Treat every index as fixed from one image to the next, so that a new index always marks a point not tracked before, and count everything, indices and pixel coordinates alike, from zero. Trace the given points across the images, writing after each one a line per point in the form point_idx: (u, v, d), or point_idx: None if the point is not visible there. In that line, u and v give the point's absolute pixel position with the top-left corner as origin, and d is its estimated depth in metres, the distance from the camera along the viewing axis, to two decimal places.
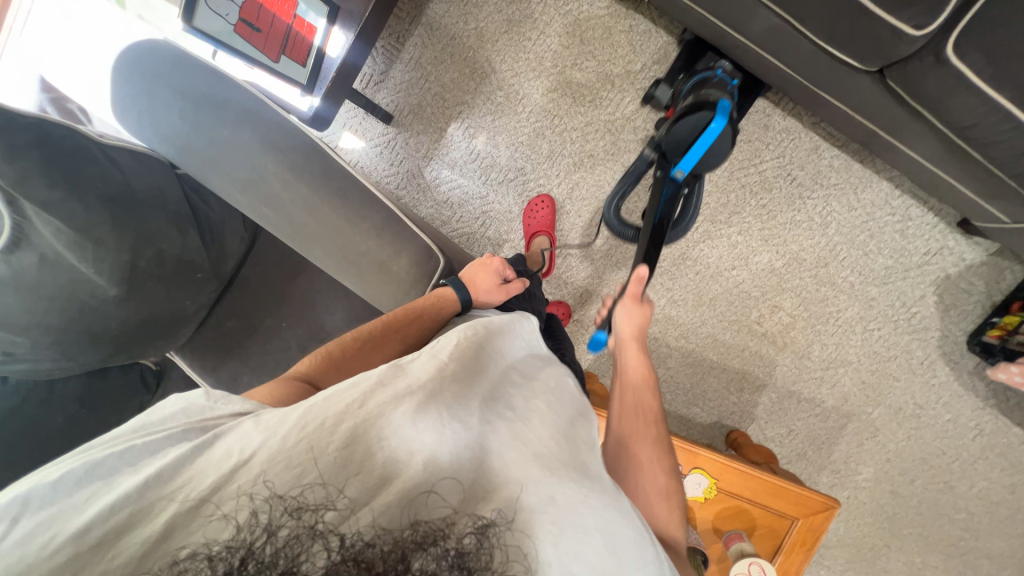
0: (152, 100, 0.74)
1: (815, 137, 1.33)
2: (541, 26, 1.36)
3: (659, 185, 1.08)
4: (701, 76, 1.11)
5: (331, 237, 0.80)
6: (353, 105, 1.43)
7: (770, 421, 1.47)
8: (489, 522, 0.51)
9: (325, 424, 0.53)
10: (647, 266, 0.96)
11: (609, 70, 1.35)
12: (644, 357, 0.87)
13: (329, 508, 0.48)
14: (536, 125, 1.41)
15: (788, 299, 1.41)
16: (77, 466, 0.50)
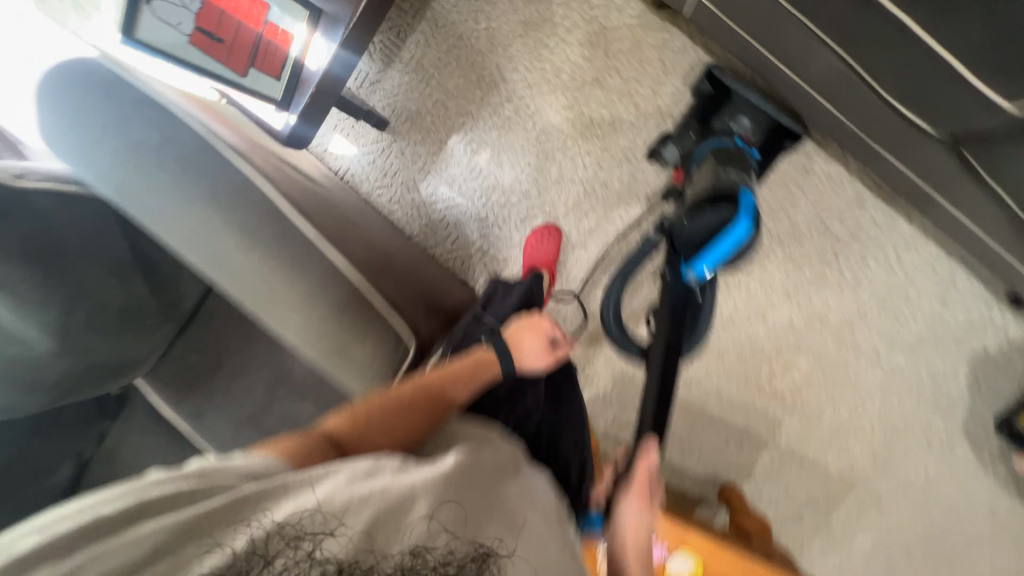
0: (89, 122, 0.63)
1: (859, 186, 1.18)
2: (561, 32, 1.19)
3: (669, 286, 0.88)
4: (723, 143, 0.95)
5: (285, 310, 0.69)
6: (342, 111, 1.29)
7: (768, 481, 1.38)
8: (489, 550, 0.50)
9: (334, 504, 0.49)
10: (658, 448, 0.78)
11: (634, 89, 1.19)
12: None
13: (326, 535, 0.48)
14: (546, 145, 1.26)
15: (805, 359, 1.29)
16: (71, 532, 0.46)
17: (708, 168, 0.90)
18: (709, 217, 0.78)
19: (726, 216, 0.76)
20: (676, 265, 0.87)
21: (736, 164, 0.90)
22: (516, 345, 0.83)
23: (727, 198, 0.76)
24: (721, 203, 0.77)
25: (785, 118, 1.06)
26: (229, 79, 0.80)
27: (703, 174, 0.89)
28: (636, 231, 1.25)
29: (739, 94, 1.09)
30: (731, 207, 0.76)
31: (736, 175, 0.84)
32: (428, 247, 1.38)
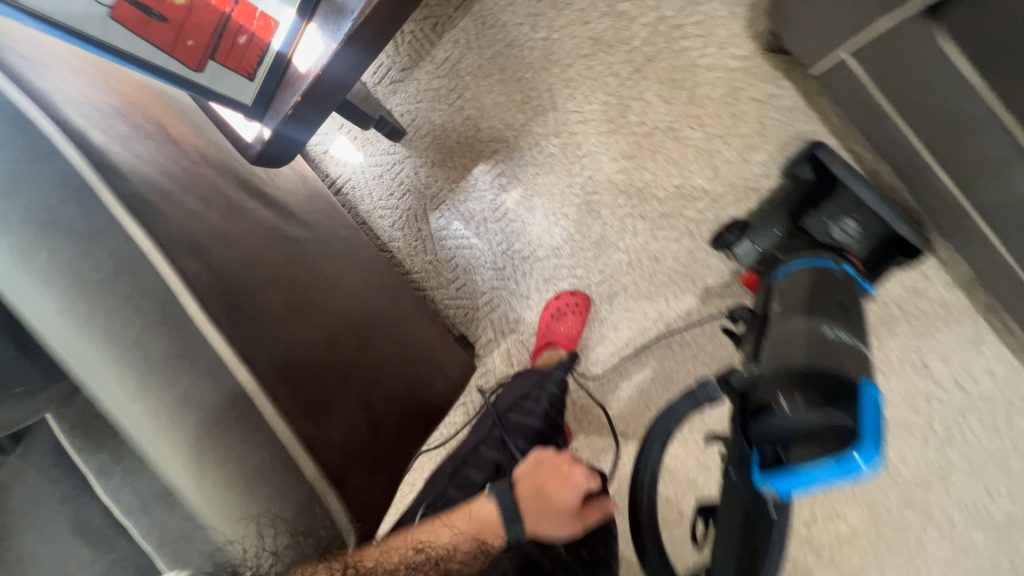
0: None
1: (980, 326, 0.91)
2: (638, 60, 0.93)
3: (732, 484, 0.58)
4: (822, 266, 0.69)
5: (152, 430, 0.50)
6: (344, 120, 1.08)
7: None
8: None
9: None
10: None
11: (717, 150, 0.93)
12: None
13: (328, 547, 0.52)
14: (591, 196, 1.01)
15: None
16: None
17: (800, 316, 0.63)
18: (812, 415, 0.50)
19: (842, 424, 0.48)
20: (743, 459, 0.57)
21: (836, 306, 0.64)
22: (535, 492, 0.58)
23: (842, 397, 0.50)
24: (830, 398, 0.51)
25: (901, 223, 0.77)
26: (176, 77, 0.57)
27: (790, 324, 0.63)
28: (682, 323, 1.00)
29: (845, 184, 0.81)
30: (846, 413, 0.49)
31: (845, 346, 0.58)
32: (427, 288, 1.14)
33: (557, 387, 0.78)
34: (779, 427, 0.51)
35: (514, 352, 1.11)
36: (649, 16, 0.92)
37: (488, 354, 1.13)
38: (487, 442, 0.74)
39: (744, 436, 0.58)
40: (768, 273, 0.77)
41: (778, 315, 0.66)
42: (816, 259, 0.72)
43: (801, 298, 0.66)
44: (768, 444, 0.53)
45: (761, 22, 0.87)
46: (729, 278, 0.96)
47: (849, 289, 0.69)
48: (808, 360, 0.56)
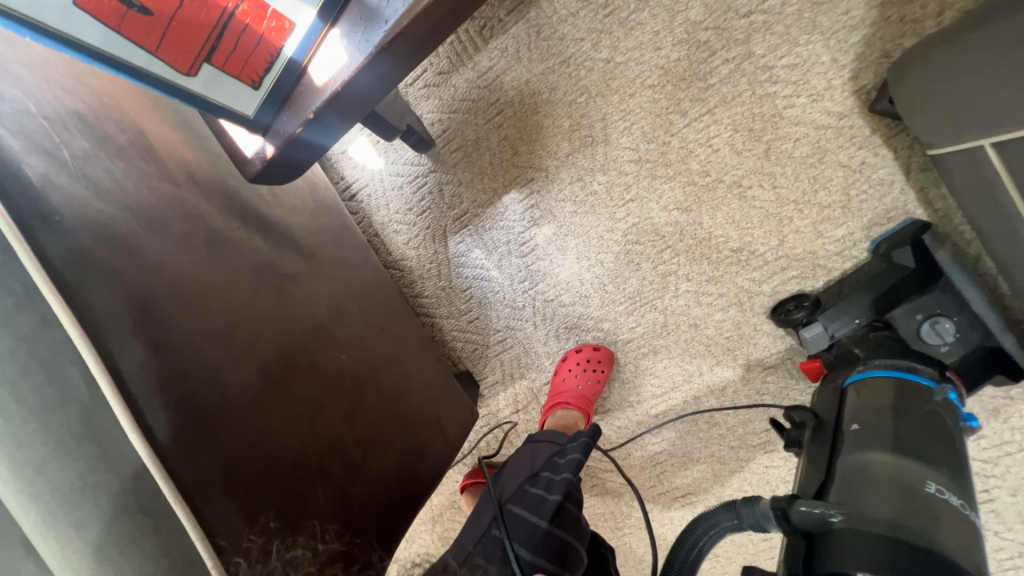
0: None
1: None
2: (712, 100, 0.80)
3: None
4: (909, 383, 0.57)
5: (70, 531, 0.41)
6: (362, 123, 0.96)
7: None
8: None
9: None
10: None
11: (788, 217, 0.80)
12: None
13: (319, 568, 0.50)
14: (632, 246, 0.89)
15: None
16: None
17: (885, 453, 0.49)
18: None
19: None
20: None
21: (933, 439, 0.50)
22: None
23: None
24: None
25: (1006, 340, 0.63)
26: (160, 81, 0.47)
27: (871, 462, 0.49)
28: (715, 401, 0.89)
29: (949, 279, 0.66)
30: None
31: (950, 512, 0.43)
32: (436, 315, 1.04)
33: (572, 471, 0.67)
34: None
35: (522, 399, 1.01)
36: (733, 50, 0.78)
37: (492, 396, 1.03)
38: (483, 549, 0.65)
39: None
40: (840, 374, 0.66)
41: (852, 440, 0.53)
42: (907, 372, 0.59)
43: (892, 430, 0.51)
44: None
45: (868, 76, 0.73)
46: (778, 361, 0.84)
47: (952, 420, 0.55)
48: (894, 522, 0.42)
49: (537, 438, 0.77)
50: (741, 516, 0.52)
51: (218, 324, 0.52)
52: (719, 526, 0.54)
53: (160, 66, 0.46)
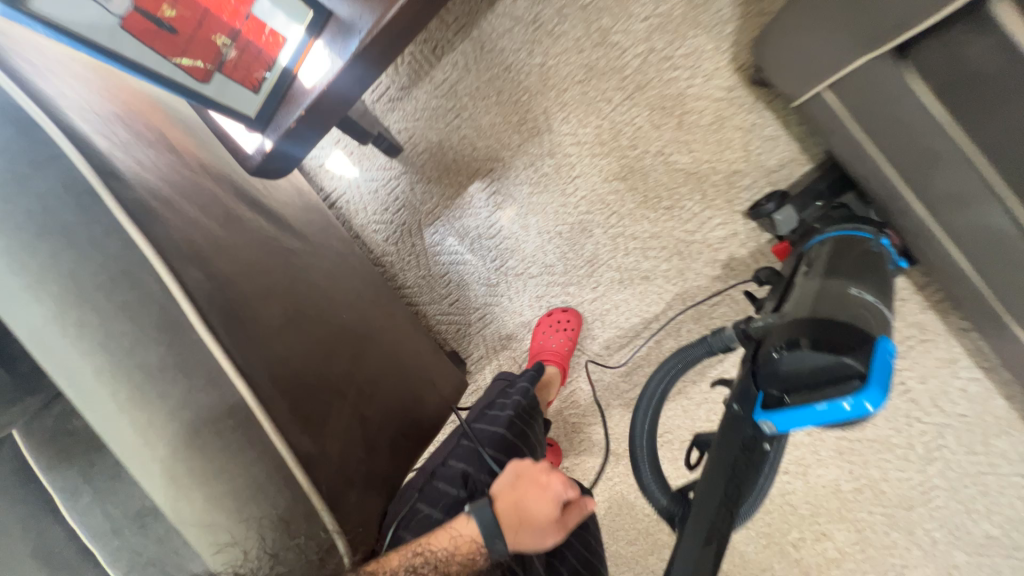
0: None
1: (957, 346, 0.94)
2: (628, 85, 0.97)
3: (734, 416, 0.57)
4: (852, 238, 0.73)
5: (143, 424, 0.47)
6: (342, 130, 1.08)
7: None
8: None
9: None
10: None
11: (704, 174, 0.97)
12: None
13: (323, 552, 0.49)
14: (583, 216, 1.03)
15: (846, 535, 1.04)
16: None
17: (820, 279, 0.67)
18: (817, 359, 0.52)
19: (852, 372, 0.51)
20: (747, 396, 0.58)
21: (866, 269, 0.68)
22: (510, 514, 0.51)
23: (857, 346, 0.52)
24: (839, 345, 0.52)
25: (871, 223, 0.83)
26: (182, 88, 0.57)
27: (813, 286, 0.66)
28: (673, 341, 1.02)
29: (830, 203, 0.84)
30: (856, 359, 0.51)
31: (868, 304, 0.61)
32: (420, 303, 1.15)
33: (522, 395, 0.75)
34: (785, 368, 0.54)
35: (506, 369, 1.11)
36: (640, 47, 0.96)
37: (479, 371, 1.13)
38: (455, 455, 0.68)
39: (750, 377, 0.59)
40: (802, 244, 0.80)
41: (803, 277, 0.71)
42: (852, 230, 0.75)
43: (830, 264, 0.69)
44: (776, 389, 0.56)
45: (743, 57, 0.92)
46: (719, 297, 0.98)
47: (883, 261, 0.72)
48: (819, 311, 0.59)
49: (500, 376, 0.82)
50: (711, 344, 0.72)
51: (240, 269, 0.60)
52: (693, 354, 0.73)
53: (182, 75, 0.57)
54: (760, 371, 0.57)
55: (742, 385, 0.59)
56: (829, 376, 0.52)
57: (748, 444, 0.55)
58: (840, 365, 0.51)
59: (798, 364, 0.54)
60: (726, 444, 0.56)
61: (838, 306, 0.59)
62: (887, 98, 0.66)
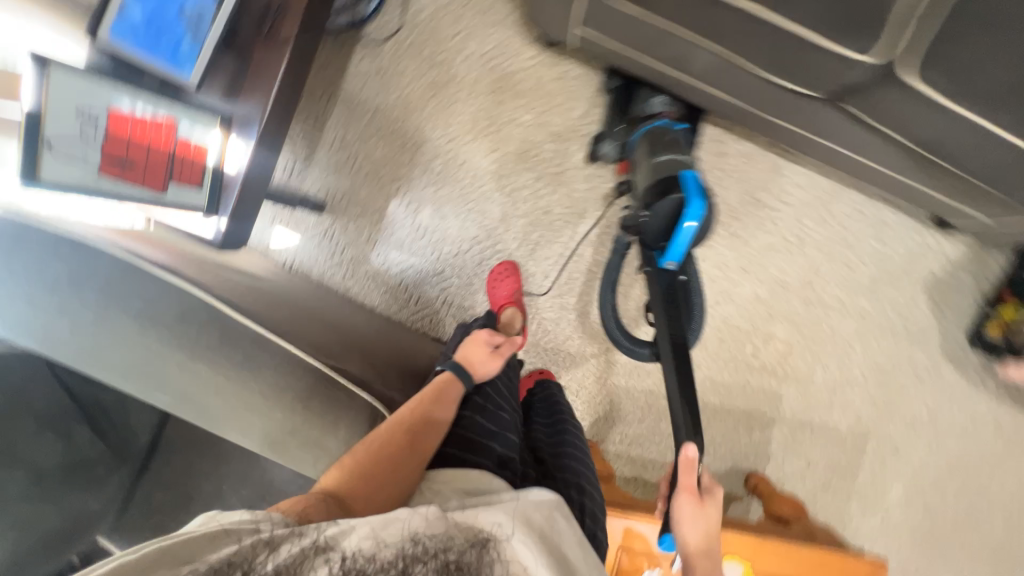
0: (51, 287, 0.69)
1: (772, 156, 1.26)
2: (467, 85, 1.27)
3: (653, 274, 0.94)
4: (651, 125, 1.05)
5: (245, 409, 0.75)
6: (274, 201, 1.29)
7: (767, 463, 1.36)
8: (488, 537, 0.54)
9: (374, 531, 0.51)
10: (694, 444, 0.77)
11: (549, 120, 1.27)
12: (700, 518, 0.74)
13: (331, 525, 0.51)
14: (482, 189, 1.30)
15: (780, 326, 1.32)
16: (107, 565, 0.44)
17: (648, 155, 0.97)
18: (663, 213, 0.89)
19: (676, 203, 0.87)
20: (653, 259, 0.95)
21: (668, 138, 1.01)
22: (467, 363, 0.88)
23: (673, 185, 0.87)
24: (668, 193, 0.87)
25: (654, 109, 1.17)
26: (143, 200, 0.78)
27: (644, 160, 0.97)
28: (589, 246, 1.30)
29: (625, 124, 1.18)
30: (675, 195, 0.86)
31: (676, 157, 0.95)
32: (393, 315, 1.35)
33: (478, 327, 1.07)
34: (651, 225, 0.90)
35: None
36: (462, 55, 1.27)
37: None
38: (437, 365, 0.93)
39: (647, 247, 0.96)
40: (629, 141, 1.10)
41: (639, 155, 1.01)
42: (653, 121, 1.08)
43: (650, 140, 1.01)
44: (661, 241, 0.92)
45: (533, 32, 1.25)
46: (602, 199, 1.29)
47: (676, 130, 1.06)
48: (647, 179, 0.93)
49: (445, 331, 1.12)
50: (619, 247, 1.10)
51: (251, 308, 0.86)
52: (613, 262, 1.13)
53: (143, 192, 0.78)
54: (648, 241, 0.94)
55: (646, 253, 0.96)
56: (673, 216, 0.89)
57: (667, 284, 0.93)
58: (671, 202, 0.87)
59: (656, 220, 0.90)
60: (657, 289, 0.93)
61: (659, 169, 0.91)
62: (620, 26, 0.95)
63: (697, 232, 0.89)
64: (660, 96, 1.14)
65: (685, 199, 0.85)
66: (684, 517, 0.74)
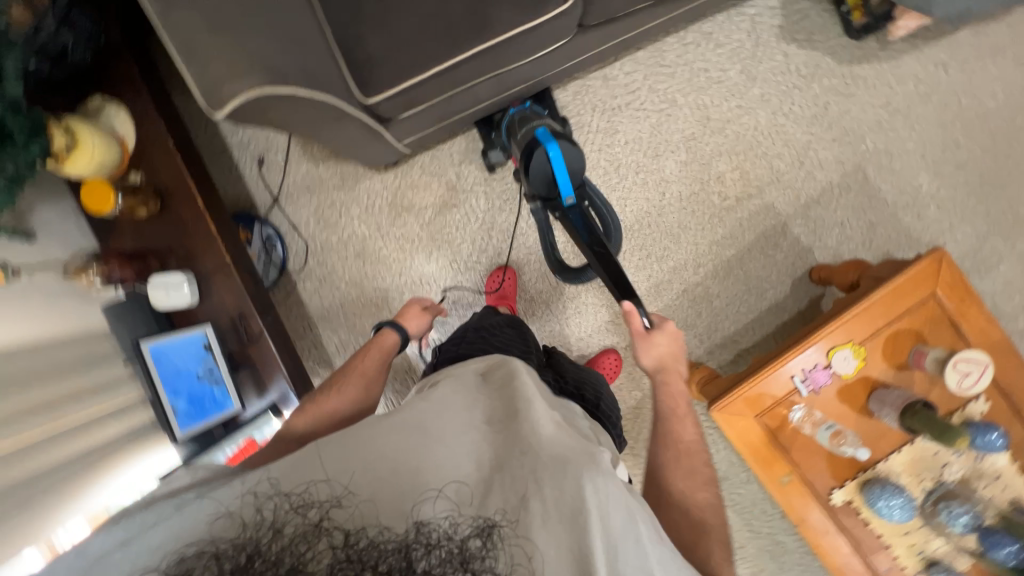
0: None
1: (596, 74, 1.45)
2: (376, 231, 1.51)
3: (563, 218, 1.06)
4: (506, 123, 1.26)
5: None
6: None
7: (812, 255, 1.44)
8: (494, 523, 0.54)
9: (376, 519, 0.54)
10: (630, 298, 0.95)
11: (444, 199, 1.50)
12: (665, 342, 0.92)
13: (334, 506, 0.56)
14: (449, 279, 1.51)
15: (720, 161, 1.44)
16: None
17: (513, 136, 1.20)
18: (536, 168, 1.02)
19: (540, 152, 1.01)
20: (557, 208, 1.06)
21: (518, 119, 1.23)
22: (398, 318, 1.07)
23: (535, 143, 1.02)
24: (534, 151, 1.01)
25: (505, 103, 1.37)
26: None
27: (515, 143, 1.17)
28: None
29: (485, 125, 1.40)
30: (539, 149, 1.01)
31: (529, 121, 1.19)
32: None
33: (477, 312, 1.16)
34: (535, 181, 1.03)
35: None
36: (355, 219, 1.51)
37: None
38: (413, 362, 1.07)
39: (548, 203, 1.07)
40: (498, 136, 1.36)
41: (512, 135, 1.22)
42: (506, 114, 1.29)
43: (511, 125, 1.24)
44: (552, 192, 1.05)
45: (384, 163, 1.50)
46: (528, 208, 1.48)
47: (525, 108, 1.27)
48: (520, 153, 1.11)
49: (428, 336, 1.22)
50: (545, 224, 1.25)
51: None
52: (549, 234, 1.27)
53: None
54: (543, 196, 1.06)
55: (551, 209, 1.08)
56: (548, 166, 1.02)
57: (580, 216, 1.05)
58: (539, 154, 1.02)
59: (537, 176, 1.03)
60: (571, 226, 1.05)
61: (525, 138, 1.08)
62: (432, 116, 1.16)
63: (572, 163, 1.02)
64: (510, 94, 1.37)
65: (547, 147, 1.00)
66: (639, 351, 0.93)
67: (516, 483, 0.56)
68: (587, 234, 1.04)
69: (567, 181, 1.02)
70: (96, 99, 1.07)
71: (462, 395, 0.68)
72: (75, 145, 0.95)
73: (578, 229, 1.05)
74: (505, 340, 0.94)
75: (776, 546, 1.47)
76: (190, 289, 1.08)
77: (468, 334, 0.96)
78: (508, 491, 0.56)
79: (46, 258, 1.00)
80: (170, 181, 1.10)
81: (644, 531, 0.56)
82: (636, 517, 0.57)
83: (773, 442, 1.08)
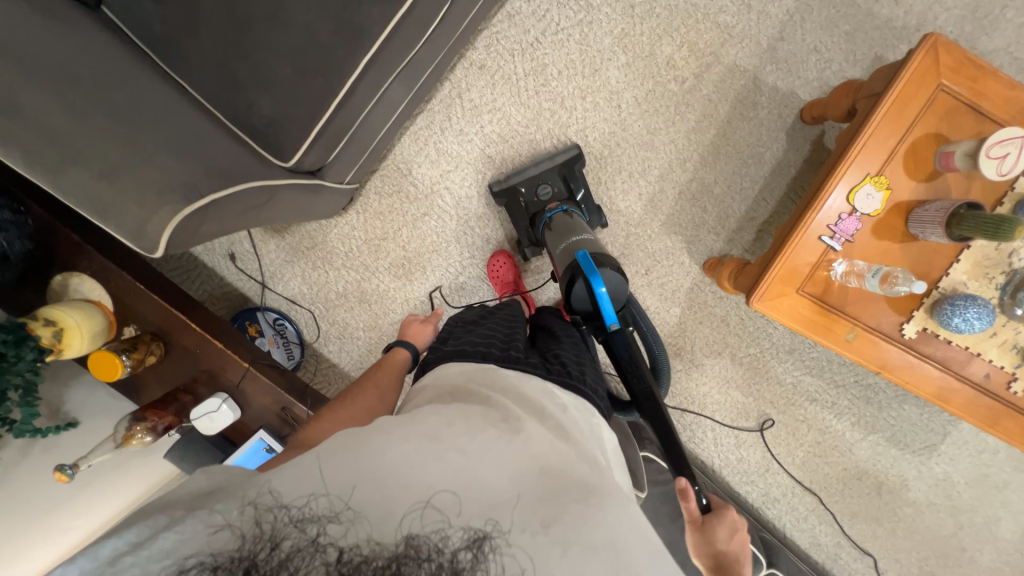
0: None
1: (500, 17, 1.33)
2: (366, 270, 1.50)
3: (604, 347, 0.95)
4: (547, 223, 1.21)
5: None
6: None
7: (798, 96, 1.32)
8: (483, 534, 0.49)
9: (369, 531, 0.48)
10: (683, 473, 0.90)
11: (412, 211, 1.45)
12: (730, 532, 0.86)
13: (331, 521, 0.48)
14: (453, 283, 1.49)
15: (664, 44, 1.32)
16: None
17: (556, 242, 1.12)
18: (578, 299, 0.92)
19: (582, 287, 0.92)
20: (598, 333, 0.96)
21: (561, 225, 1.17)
22: (406, 337, 1.16)
23: (576, 272, 0.92)
24: (575, 283, 0.92)
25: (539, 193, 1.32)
26: None
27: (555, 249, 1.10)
28: None
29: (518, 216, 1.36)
30: (582, 283, 0.91)
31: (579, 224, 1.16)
32: None
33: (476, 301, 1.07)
34: (575, 309, 0.95)
35: None
36: (342, 269, 1.50)
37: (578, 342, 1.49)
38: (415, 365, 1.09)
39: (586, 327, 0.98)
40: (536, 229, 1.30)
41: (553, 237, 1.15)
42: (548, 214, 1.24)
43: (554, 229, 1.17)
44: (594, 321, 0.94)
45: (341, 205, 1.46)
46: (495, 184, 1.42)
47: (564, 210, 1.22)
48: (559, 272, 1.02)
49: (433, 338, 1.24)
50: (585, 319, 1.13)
51: None
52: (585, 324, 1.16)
53: None
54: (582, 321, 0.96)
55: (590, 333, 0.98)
56: (590, 296, 0.92)
57: (621, 347, 0.94)
58: (580, 287, 0.92)
59: (576, 306, 0.94)
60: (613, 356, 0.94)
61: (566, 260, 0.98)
62: (359, 144, 1.09)
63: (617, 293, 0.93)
64: (544, 183, 1.32)
65: (590, 280, 0.91)
66: (693, 540, 0.88)
67: (530, 497, 0.54)
68: (632, 366, 0.94)
69: (610, 313, 0.92)
70: (58, 275, 1.09)
71: (465, 408, 0.64)
72: (60, 330, 0.97)
73: (620, 360, 0.95)
74: (493, 329, 0.89)
75: (867, 391, 1.45)
76: (229, 406, 1.12)
77: (456, 328, 0.91)
78: (522, 508, 0.53)
79: (96, 435, 1.04)
80: (160, 320, 1.12)
81: (655, 541, 0.57)
82: (650, 531, 0.58)
83: (826, 308, 1.03)
